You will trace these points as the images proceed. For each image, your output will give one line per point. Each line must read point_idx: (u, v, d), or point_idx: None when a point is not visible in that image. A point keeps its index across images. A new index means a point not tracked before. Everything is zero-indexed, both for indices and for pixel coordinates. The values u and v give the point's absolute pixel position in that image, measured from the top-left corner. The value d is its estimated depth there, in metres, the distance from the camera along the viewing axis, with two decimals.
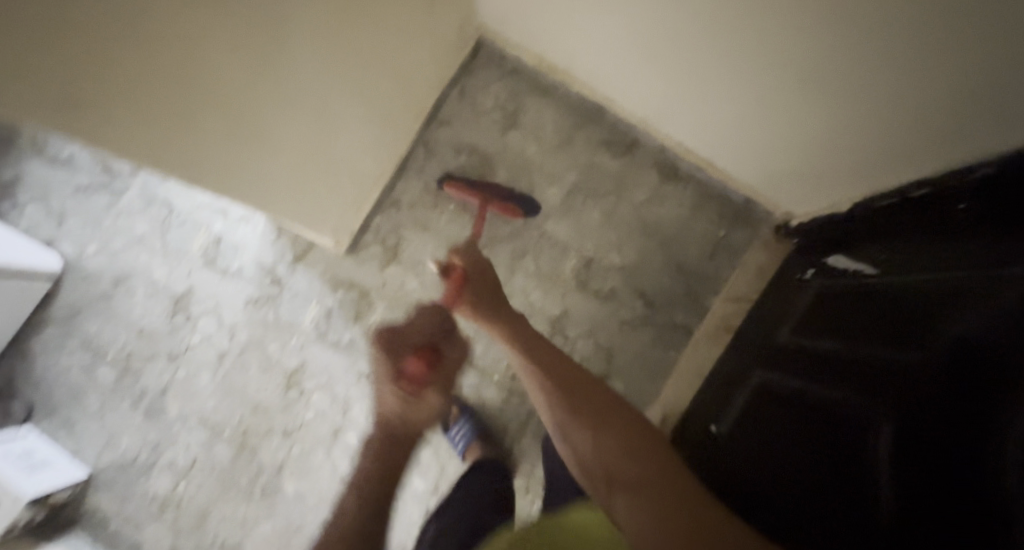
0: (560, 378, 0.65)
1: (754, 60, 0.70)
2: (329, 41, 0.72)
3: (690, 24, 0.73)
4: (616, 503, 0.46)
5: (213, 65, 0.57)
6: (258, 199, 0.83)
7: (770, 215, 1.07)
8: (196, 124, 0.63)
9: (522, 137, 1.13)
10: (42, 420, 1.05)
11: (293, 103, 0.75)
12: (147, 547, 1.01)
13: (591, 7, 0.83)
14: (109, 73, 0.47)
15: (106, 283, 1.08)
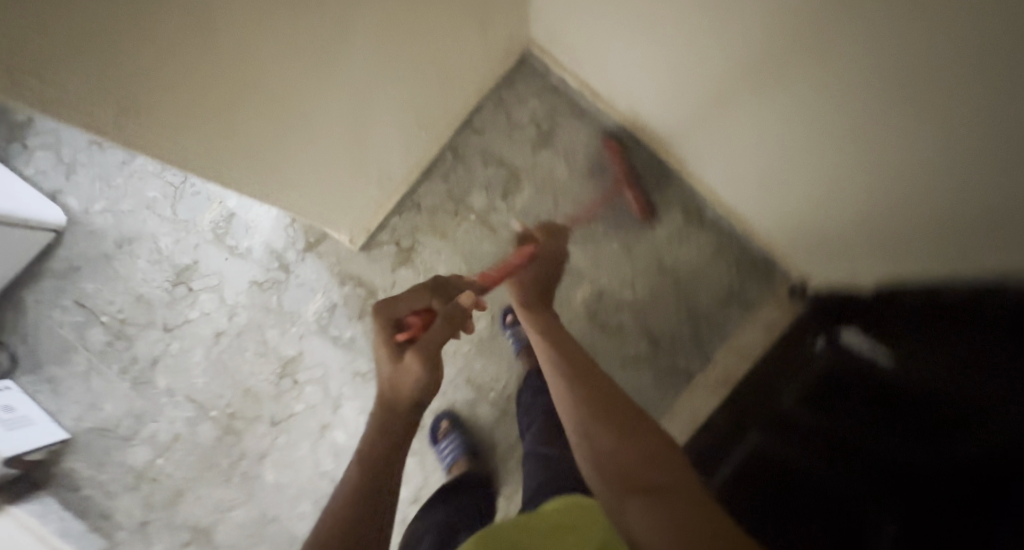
0: (587, 377, 0.58)
1: (813, 135, 0.69)
2: (384, 51, 0.69)
3: (752, 85, 0.71)
4: (628, 506, 0.37)
5: (274, 79, 0.54)
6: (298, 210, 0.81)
7: (787, 274, 1.07)
8: (252, 141, 0.60)
9: (552, 157, 1.11)
10: (23, 375, 1.02)
11: (341, 111, 0.72)
12: (117, 517, 1.00)
13: (649, 48, 0.82)
14: (173, 95, 0.44)
15: (109, 244, 1.05)
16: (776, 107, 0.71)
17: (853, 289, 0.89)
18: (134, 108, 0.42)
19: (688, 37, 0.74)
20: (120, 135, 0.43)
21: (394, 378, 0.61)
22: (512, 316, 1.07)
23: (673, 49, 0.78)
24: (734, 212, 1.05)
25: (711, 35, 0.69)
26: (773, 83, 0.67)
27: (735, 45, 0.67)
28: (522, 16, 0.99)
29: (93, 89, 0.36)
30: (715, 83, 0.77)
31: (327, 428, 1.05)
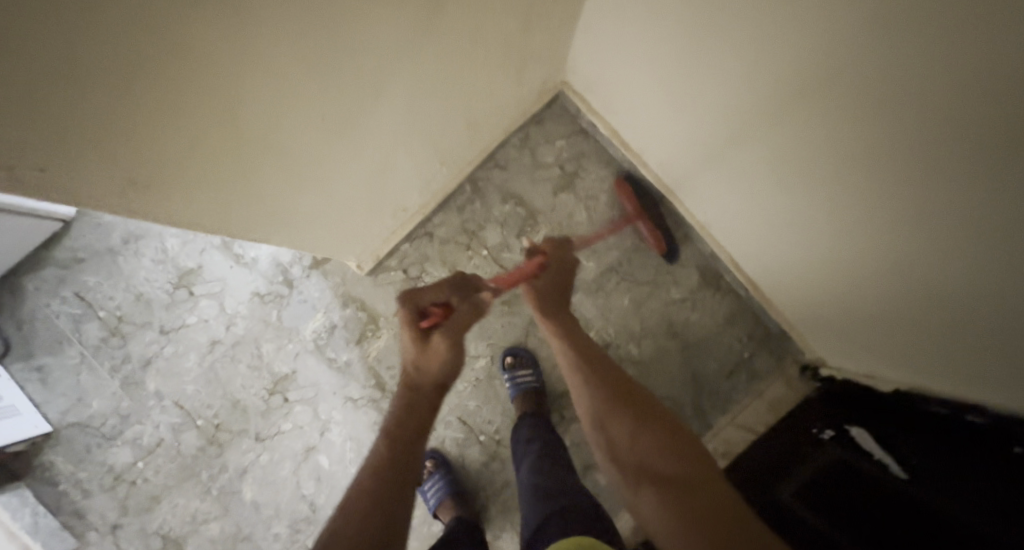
0: (597, 370, 0.64)
1: (856, 229, 0.66)
2: (421, 93, 0.69)
3: (800, 167, 0.69)
4: (642, 497, 0.46)
5: (288, 132, 0.53)
6: (309, 246, 0.79)
7: (799, 352, 1.04)
8: (267, 188, 0.60)
9: (573, 201, 1.09)
10: (15, 361, 1.01)
11: (368, 152, 0.71)
12: (90, 517, 0.98)
13: (698, 107, 0.81)
14: (181, 161, 0.44)
15: (116, 239, 1.04)
16: (820, 193, 0.69)
17: (868, 386, 0.85)
18: (137, 182, 0.42)
19: (742, 107, 0.72)
20: (124, 188, 0.41)
21: (421, 362, 0.64)
22: (512, 359, 1.05)
23: (723, 115, 0.77)
24: (753, 282, 1.02)
25: (767, 110, 0.68)
26: (823, 171, 0.65)
27: (791, 124, 0.66)
28: (559, 61, 0.99)
29: (86, 138, 0.33)
30: (760, 157, 0.76)
31: (311, 450, 1.03)
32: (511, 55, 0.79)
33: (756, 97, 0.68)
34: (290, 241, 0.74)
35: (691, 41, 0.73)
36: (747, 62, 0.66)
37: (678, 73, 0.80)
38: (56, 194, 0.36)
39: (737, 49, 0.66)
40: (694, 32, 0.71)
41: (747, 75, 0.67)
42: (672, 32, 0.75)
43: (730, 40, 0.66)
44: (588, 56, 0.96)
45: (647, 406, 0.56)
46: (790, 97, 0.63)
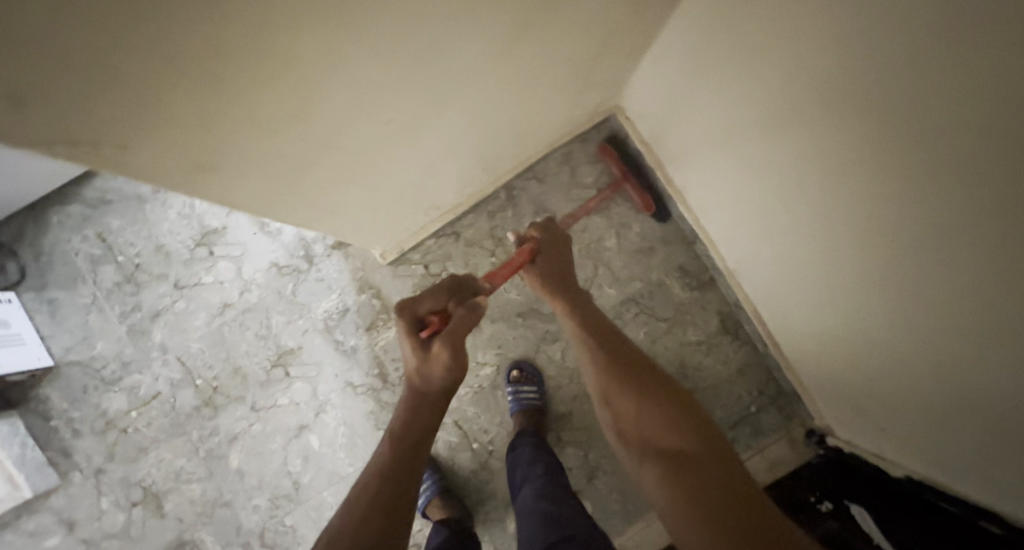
0: (609, 348, 0.66)
1: (895, 314, 0.64)
2: (481, 101, 0.67)
3: (846, 243, 0.67)
4: (646, 469, 0.51)
5: (332, 121, 0.52)
6: (340, 231, 0.78)
7: (807, 416, 1.02)
8: (304, 174, 0.58)
9: (605, 226, 1.08)
10: (26, 290, 1.01)
11: (418, 150, 0.70)
12: (75, 457, 0.98)
13: (751, 158, 0.79)
14: (215, 133, 0.42)
15: (146, 187, 1.04)
16: (862, 273, 0.67)
17: (875, 464, 0.83)
18: (178, 146, 0.41)
19: (797, 169, 0.70)
20: (162, 147, 0.40)
21: (424, 369, 0.61)
22: (517, 373, 1.03)
23: (776, 172, 0.75)
24: (772, 338, 1.00)
25: (821, 181, 0.66)
26: (869, 252, 0.64)
27: (846, 202, 0.64)
28: (617, 86, 0.97)
29: (126, 89, 0.32)
30: (806, 222, 0.74)
31: (304, 429, 1.02)
32: (572, 76, 0.78)
33: (813, 166, 0.67)
34: (325, 226, 0.73)
35: (755, 94, 0.71)
36: (805, 127, 0.64)
37: (736, 119, 0.78)
38: (90, 150, 0.35)
39: (799, 113, 0.65)
40: (760, 87, 0.70)
41: (807, 143, 0.66)
42: (737, 80, 0.73)
43: (793, 103, 0.65)
44: (647, 86, 0.94)
45: (655, 383, 0.59)
46: (848, 173, 0.61)
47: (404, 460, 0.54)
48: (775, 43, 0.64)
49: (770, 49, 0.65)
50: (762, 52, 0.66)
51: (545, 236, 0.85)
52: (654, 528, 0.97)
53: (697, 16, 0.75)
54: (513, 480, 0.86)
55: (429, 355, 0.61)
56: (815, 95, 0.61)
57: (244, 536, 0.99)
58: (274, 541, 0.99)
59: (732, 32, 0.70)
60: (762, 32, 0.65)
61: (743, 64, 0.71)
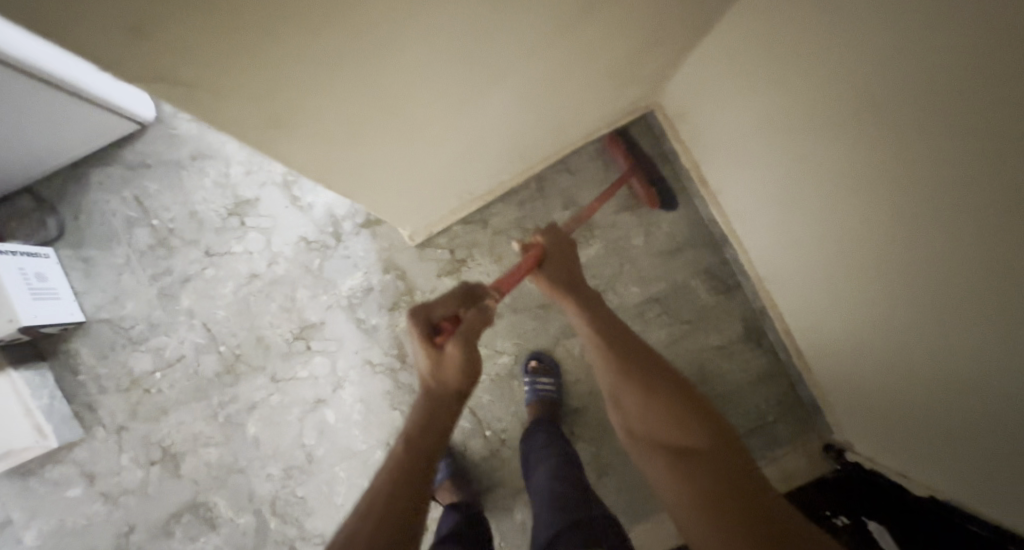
0: (619, 346, 0.66)
1: (927, 334, 0.62)
2: (535, 84, 0.67)
3: (881, 260, 0.66)
4: (654, 462, 0.54)
5: (388, 92, 0.51)
6: (377, 206, 0.79)
7: (825, 430, 1.01)
8: (359, 142, 0.58)
9: (633, 224, 1.07)
10: (64, 247, 1.04)
11: (466, 131, 0.70)
12: (100, 413, 1.01)
13: (786, 165, 0.78)
14: (281, 92, 0.42)
15: (184, 154, 1.06)
16: (896, 289, 0.65)
17: (899, 483, 0.80)
18: (259, 98, 0.42)
19: (832, 180, 0.69)
20: (244, 98, 0.41)
21: (438, 373, 0.62)
22: (535, 363, 1.03)
23: (812, 182, 0.74)
24: (797, 348, 0.98)
25: (859, 195, 0.65)
26: (903, 270, 0.62)
27: (882, 217, 0.63)
28: (657, 83, 0.96)
29: (228, 31, 0.32)
30: (840, 234, 0.72)
31: (320, 403, 1.03)
32: (614, 70, 0.77)
33: (851, 180, 0.65)
34: (366, 200, 0.74)
35: (795, 101, 0.70)
36: (845, 136, 0.63)
37: (776, 124, 0.76)
38: (179, 87, 0.36)
39: (837, 125, 0.64)
40: (800, 95, 0.68)
41: (845, 156, 0.64)
42: (778, 87, 0.72)
43: (829, 113, 0.64)
44: (689, 84, 0.93)
45: (665, 382, 0.60)
46: (884, 188, 0.60)
47: (420, 461, 0.55)
48: (814, 52, 0.63)
49: (811, 57, 0.64)
50: (804, 58, 0.65)
51: (551, 235, 0.82)
52: (662, 530, 0.97)
53: (742, 17, 0.74)
54: (526, 467, 0.86)
55: (442, 359, 0.63)
56: (852, 108, 0.60)
57: (255, 503, 1.01)
58: (285, 510, 1.01)
59: (775, 37, 0.69)
60: (802, 41, 0.64)
61: (782, 70, 0.70)
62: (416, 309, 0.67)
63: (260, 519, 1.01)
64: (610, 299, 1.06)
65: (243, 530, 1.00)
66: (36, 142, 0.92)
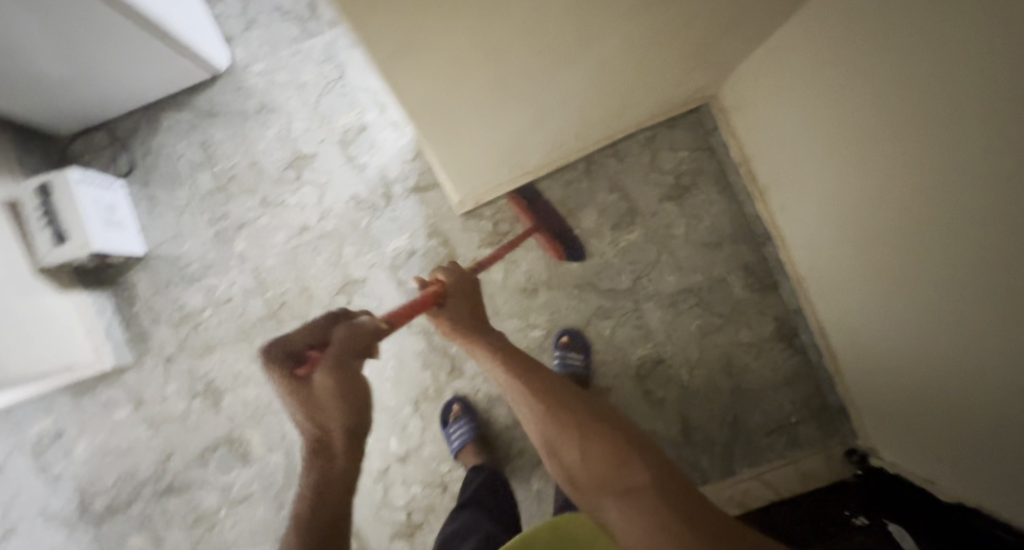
0: (538, 383, 0.58)
1: (971, 340, 0.63)
2: (614, 60, 0.69)
3: (932, 263, 0.67)
4: (609, 508, 0.44)
5: (500, 42, 0.53)
6: (445, 163, 0.81)
7: (850, 436, 1.01)
8: (456, 93, 0.60)
9: (676, 213, 1.09)
10: (132, 183, 1.10)
11: (542, 99, 0.72)
12: (151, 342, 1.07)
13: (843, 163, 0.79)
14: (417, 22, 0.44)
15: (250, 105, 1.11)
16: (944, 293, 0.66)
17: (925, 490, 0.81)
18: (407, 25, 0.44)
19: (889, 183, 0.70)
20: (396, 22, 0.43)
21: (318, 421, 0.53)
22: (566, 340, 1.06)
23: (866, 182, 0.75)
24: (831, 351, 0.99)
25: (913, 199, 0.66)
26: (954, 273, 0.63)
27: (935, 221, 0.63)
28: (717, 77, 0.97)
29: None
30: (891, 236, 0.73)
31: None
32: (674, 60, 0.79)
33: (905, 183, 0.66)
34: (440, 154, 0.76)
35: (855, 102, 0.71)
36: (903, 137, 0.64)
37: (835, 124, 0.77)
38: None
39: (898, 128, 0.65)
40: (863, 97, 0.69)
41: (903, 159, 0.65)
42: (840, 88, 0.73)
43: (892, 113, 0.65)
44: (750, 79, 0.93)
45: (597, 413, 0.52)
46: (938, 193, 0.61)
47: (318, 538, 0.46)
48: (877, 57, 0.64)
49: (874, 61, 0.65)
50: (866, 62, 0.66)
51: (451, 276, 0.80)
52: None
53: (806, 19, 0.75)
54: None
55: (317, 403, 0.53)
56: (914, 113, 0.61)
57: (286, 444, 1.05)
58: None
59: (838, 40, 0.70)
60: (864, 45, 0.65)
61: (845, 69, 0.71)
62: (272, 348, 0.59)
63: (289, 461, 1.05)
64: (645, 285, 1.08)
65: (273, 468, 1.05)
66: (120, 80, 0.99)
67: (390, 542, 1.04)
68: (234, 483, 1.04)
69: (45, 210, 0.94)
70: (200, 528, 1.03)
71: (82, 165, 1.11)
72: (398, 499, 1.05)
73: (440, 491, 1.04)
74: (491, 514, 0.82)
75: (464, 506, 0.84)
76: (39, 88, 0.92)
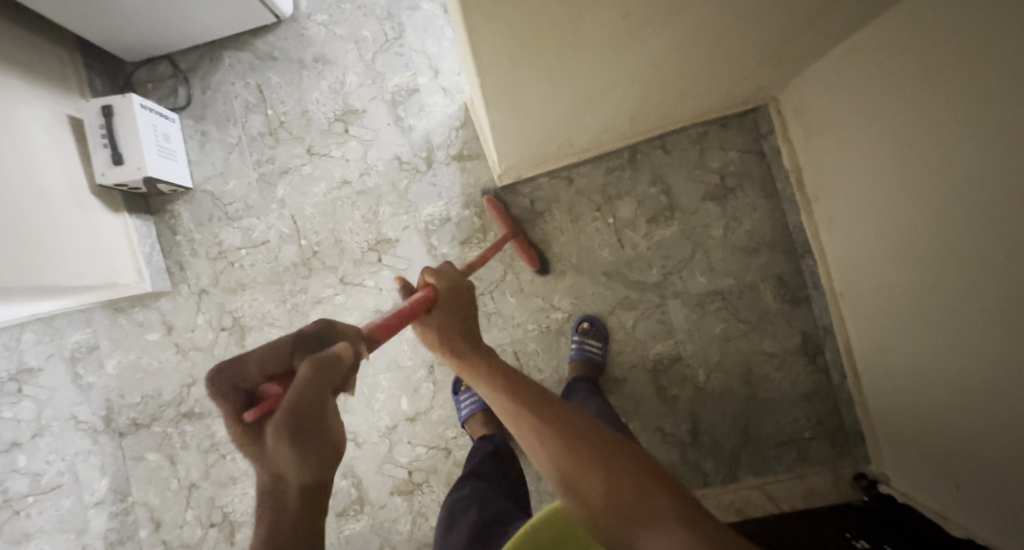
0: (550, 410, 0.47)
1: (1004, 365, 0.62)
2: (681, 44, 0.69)
3: (966, 283, 0.66)
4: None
5: (585, 9, 0.53)
6: (498, 128, 0.81)
7: (863, 461, 1.00)
8: (526, 54, 0.60)
9: (715, 214, 1.07)
10: (187, 117, 1.13)
11: (604, 76, 0.73)
12: (188, 272, 1.11)
13: (891, 179, 0.77)
14: None
15: (309, 55, 1.12)
16: (978, 318, 0.66)
17: (935, 521, 0.79)
18: None
19: (940, 201, 0.68)
20: None
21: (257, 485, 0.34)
22: (587, 326, 1.06)
23: (915, 201, 0.73)
24: (856, 373, 0.97)
25: (959, 221, 0.65)
26: (991, 299, 0.63)
27: (982, 245, 0.62)
28: (779, 79, 0.95)
29: None
30: (931, 256, 0.72)
31: (378, 314, 1.08)
32: (738, 53, 0.77)
33: (953, 203, 0.65)
34: (495, 117, 0.77)
35: (913, 118, 0.70)
36: (956, 156, 0.64)
37: (889, 140, 0.76)
38: None
39: (954, 146, 0.64)
40: (924, 115, 0.68)
41: (958, 179, 0.64)
42: (897, 101, 0.72)
43: (948, 130, 0.64)
44: (810, 85, 0.91)
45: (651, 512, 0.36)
46: (989, 215, 0.60)
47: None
48: (940, 73, 0.63)
49: (940, 76, 0.63)
50: (926, 79, 0.66)
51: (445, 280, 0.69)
52: None
53: (875, 28, 0.73)
54: None
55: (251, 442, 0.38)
56: (972, 133, 0.60)
57: None
58: None
59: (900, 55, 0.69)
60: (934, 62, 0.64)
61: (903, 83, 0.70)
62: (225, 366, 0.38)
63: None
64: (674, 282, 1.07)
65: None
66: (190, 14, 1.02)
67: (389, 497, 1.06)
68: None
69: (106, 129, 0.98)
70: (212, 455, 1.08)
71: (144, 93, 1.16)
72: (402, 457, 1.07)
73: (443, 455, 1.06)
74: (498, 486, 0.79)
75: (470, 476, 0.80)
76: (117, 13, 0.96)
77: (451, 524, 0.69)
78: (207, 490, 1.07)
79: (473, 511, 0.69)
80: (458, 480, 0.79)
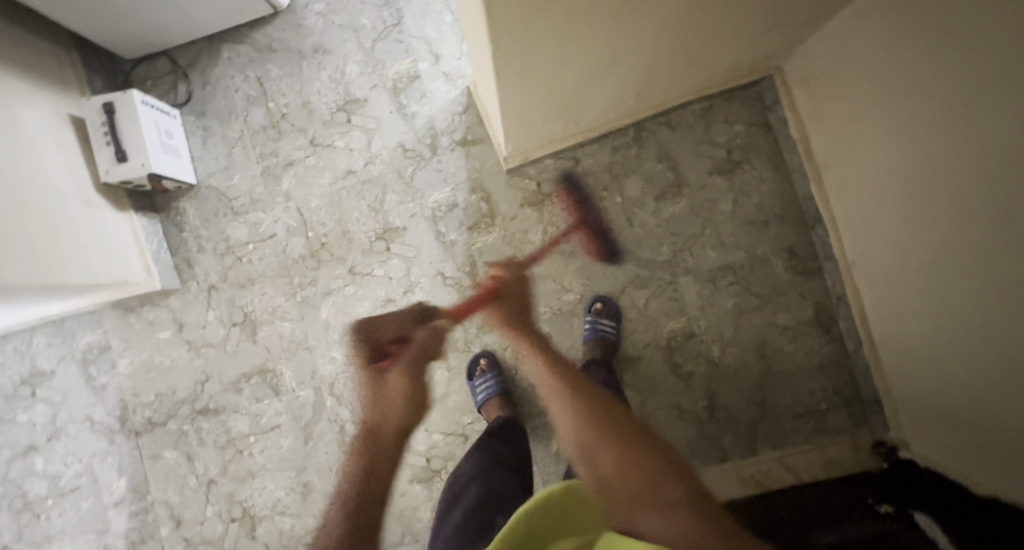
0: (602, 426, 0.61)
1: (1014, 322, 0.63)
2: (684, 16, 0.69)
3: (977, 242, 0.66)
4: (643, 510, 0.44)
5: None
6: (504, 109, 0.81)
7: (881, 429, 1.00)
8: (534, 31, 0.59)
9: (724, 189, 1.07)
10: (189, 113, 1.13)
11: (608, 52, 0.72)
12: (196, 269, 1.11)
13: (899, 145, 0.77)
14: None
15: (308, 46, 1.12)
16: (989, 276, 0.66)
17: (959, 482, 0.79)
18: None
19: (947, 162, 0.68)
20: None
21: None
22: (600, 306, 1.05)
23: (926, 167, 0.73)
24: (871, 341, 0.97)
25: (965, 184, 0.65)
26: (1000, 257, 0.63)
27: (992, 208, 0.62)
28: (783, 48, 0.94)
29: None
30: (942, 224, 0.72)
31: (389, 303, 1.08)
32: (742, 22, 0.76)
33: (958, 166, 0.66)
34: (501, 98, 0.76)
35: (919, 80, 0.70)
36: (961, 117, 0.64)
37: (897, 104, 0.76)
38: None
39: (958, 106, 0.64)
40: (929, 80, 0.68)
41: (965, 144, 0.64)
42: (903, 65, 0.72)
43: (953, 90, 0.64)
44: (816, 54, 0.91)
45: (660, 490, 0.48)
46: (994, 173, 0.60)
47: None
48: (943, 32, 0.63)
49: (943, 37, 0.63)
50: (930, 38, 0.65)
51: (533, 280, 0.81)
52: None
53: None
54: None
55: None
56: (976, 90, 0.60)
57: (317, 380, 1.08)
58: (341, 393, 1.07)
59: (904, 17, 0.69)
60: (936, 25, 0.64)
61: (908, 45, 0.70)
62: None
63: (319, 396, 1.07)
64: (684, 258, 1.07)
65: (302, 402, 1.08)
66: (187, 8, 1.01)
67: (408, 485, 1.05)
68: (265, 412, 1.08)
69: (109, 126, 0.98)
70: (230, 451, 1.08)
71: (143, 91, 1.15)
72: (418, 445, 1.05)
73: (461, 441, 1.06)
74: (510, 464, 0.77)
75: (480, 452, 0.79)
76: (113, 9, 0.95)
77: (460, 497, 0.67)
78: (225, 485, 1.07)
79: (485, 483, 0.69)
80: (467, 458, 0.79)
